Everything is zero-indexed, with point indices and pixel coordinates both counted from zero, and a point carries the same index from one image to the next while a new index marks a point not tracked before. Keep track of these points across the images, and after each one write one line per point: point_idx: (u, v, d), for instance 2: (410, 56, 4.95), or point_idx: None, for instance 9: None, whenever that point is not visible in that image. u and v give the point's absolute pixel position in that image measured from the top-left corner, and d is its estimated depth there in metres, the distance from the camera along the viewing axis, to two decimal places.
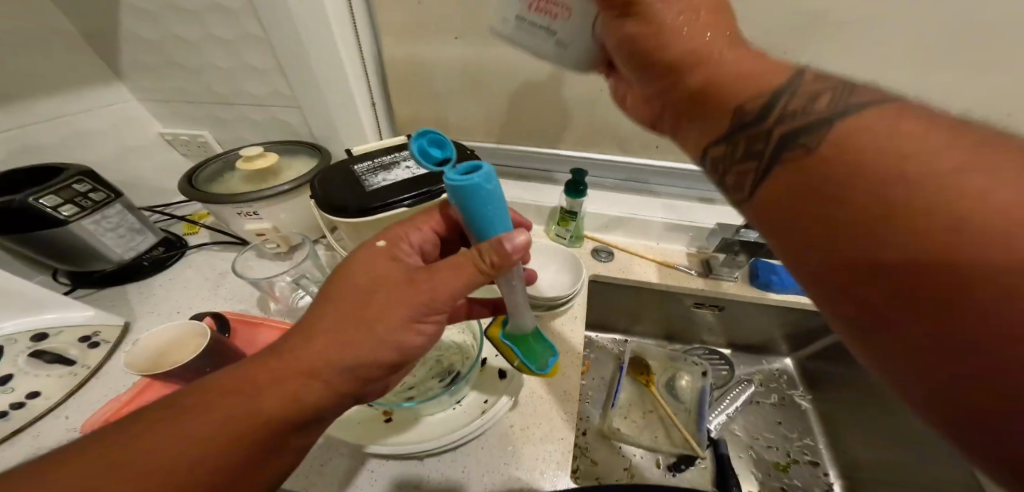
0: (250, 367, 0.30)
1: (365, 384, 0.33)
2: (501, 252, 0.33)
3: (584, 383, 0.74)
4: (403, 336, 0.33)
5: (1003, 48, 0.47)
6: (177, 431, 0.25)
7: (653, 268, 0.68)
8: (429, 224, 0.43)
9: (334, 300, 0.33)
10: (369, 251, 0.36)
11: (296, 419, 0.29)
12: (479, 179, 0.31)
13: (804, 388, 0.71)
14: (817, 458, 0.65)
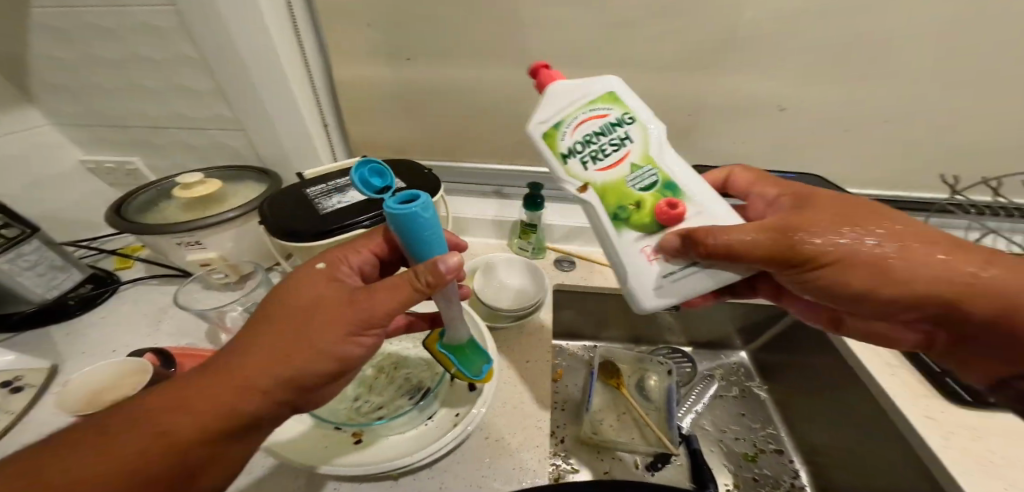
0: (186, 382, 0.29)
1: (305, 395, 0.31)
2: (434, 271, 0.32)
3: (557, 392, 0.73)
4: (341, 351, 0.31)
5: (891, 62, 0.53)
6: (102, 447, 0.25)
7: (613, 274, 0.71)
8: (371, 246, 0.40)
9: (274, 315, 0.32)
10: (307, 274, 0.35)
11: (225, 435, 0.28)
12: (417, 209, 0.31)
13: (760, 379, 0.74)
14: (781, 445, 0.67)
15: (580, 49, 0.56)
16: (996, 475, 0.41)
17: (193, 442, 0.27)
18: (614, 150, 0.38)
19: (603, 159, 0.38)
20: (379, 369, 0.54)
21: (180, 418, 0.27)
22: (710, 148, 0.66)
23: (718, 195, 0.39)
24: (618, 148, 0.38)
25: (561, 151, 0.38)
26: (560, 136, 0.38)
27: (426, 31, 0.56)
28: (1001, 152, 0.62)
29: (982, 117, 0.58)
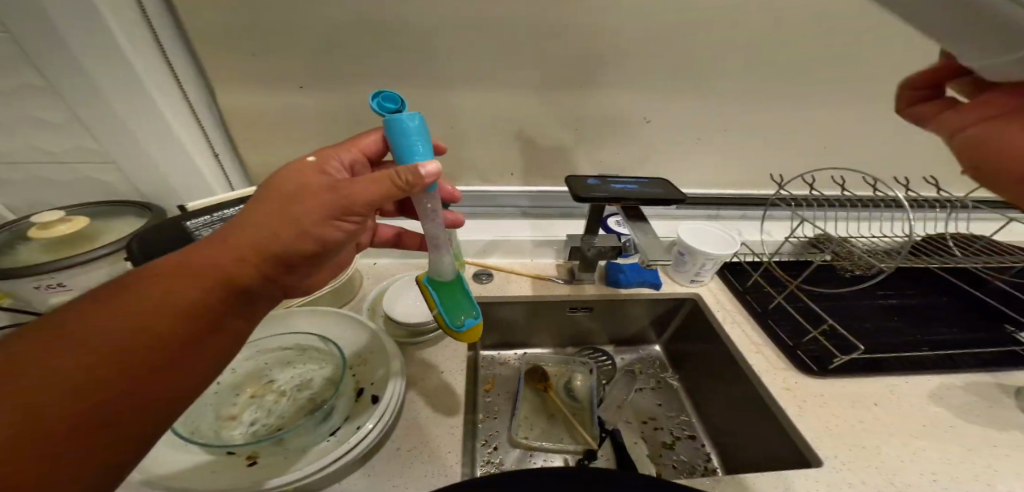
0: (187, 256, 0.33)
1: (290, 270, 0.36)
2: (412, 173, 0.33)
3: (487, 401, 0.71)
4: (324, 232, 0.35)
5: (731, 74, 0.61)
6: (116, 310, 0.29)
7: (528, 282, 0.73)
8: (359, 146, 0.46)
9: (269, 197, 0.35)
10: (300, 165, 0.39)
11: (223, 300, 0.32)
12: (403, 118, 0.36)
13: (673, 370, 0.78)
14: (694, 431, 0.69)
15: (461, 70, 0.60)
16: (840, 437, 0.47)
17: (195, 305, 0.31)
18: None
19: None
20: (274, 389, 0.46)
21: (185, 281, 0.31)
22: (598, 158, 0.72)
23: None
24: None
25: None
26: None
27: (309, 58, 0.56)
28: (833, 149, 0.72)
29: (816, 119, 0.67)
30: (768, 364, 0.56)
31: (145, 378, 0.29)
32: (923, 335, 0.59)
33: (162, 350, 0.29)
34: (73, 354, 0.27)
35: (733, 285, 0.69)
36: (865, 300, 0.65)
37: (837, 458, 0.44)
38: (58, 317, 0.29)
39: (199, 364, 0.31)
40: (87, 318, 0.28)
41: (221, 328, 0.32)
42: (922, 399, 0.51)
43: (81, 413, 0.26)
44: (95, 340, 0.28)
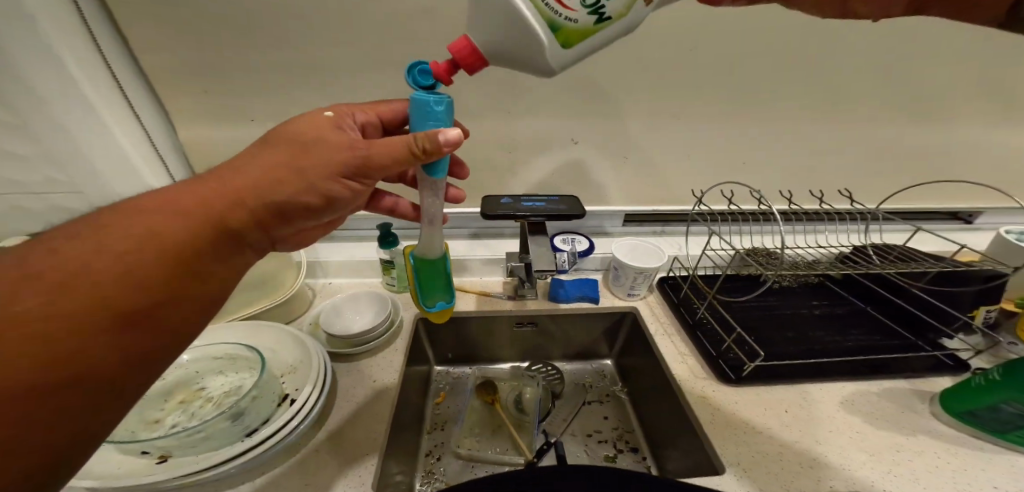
0: (178, 196, 0.34)
1: (282, 221, 0.38)
2: (431, 140, 0.36)
3: (435, 413, 0.68)
4: (327, 187, 0.38)
5: (647, 98, 0.66)
6: (106, 245, 0.30)
7: (473, 298, 0.75)
8: (373, 110, 0.48)
9: (276, 145, 0.38)
10: (317, 116, 0.41)
11: (216, 243, 0.35)
12: (431, 101, 0.36)
13: (623, 383, 0.75)
14: (637, 444, 0.65)
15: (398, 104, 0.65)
16: (745, 446, 0.51)
17: (186, 246, 0.33)
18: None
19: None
20: (202, 396, 0.50)
21: (176, 222, 0.33)
22: (536, 180, 0.76)
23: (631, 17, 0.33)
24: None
25: None
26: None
27: (258, 95, 0.62)
28: (759, 165, 0.76)
29: (736, 139, 0.72)
30: (690, 374, 0.62)
31: (140, 315, 0.30)
32: (838, 341, 0.66)
33: (157, 293, 0.31)
34: (70, 280, 0.28)
35: (669, 299, 0.75)
36: (792, 310, 0.72)
37: (739, 465, 0.49)
38: (48, 244, 0.29)
39: (193, 308, 0.33)
40: (76, 250, 0.29)
41: (209, 278, 0.34)
42: (831, 406, 0.57)
43: (70, 349, 0.27)
44: (91, 275, 0.28)
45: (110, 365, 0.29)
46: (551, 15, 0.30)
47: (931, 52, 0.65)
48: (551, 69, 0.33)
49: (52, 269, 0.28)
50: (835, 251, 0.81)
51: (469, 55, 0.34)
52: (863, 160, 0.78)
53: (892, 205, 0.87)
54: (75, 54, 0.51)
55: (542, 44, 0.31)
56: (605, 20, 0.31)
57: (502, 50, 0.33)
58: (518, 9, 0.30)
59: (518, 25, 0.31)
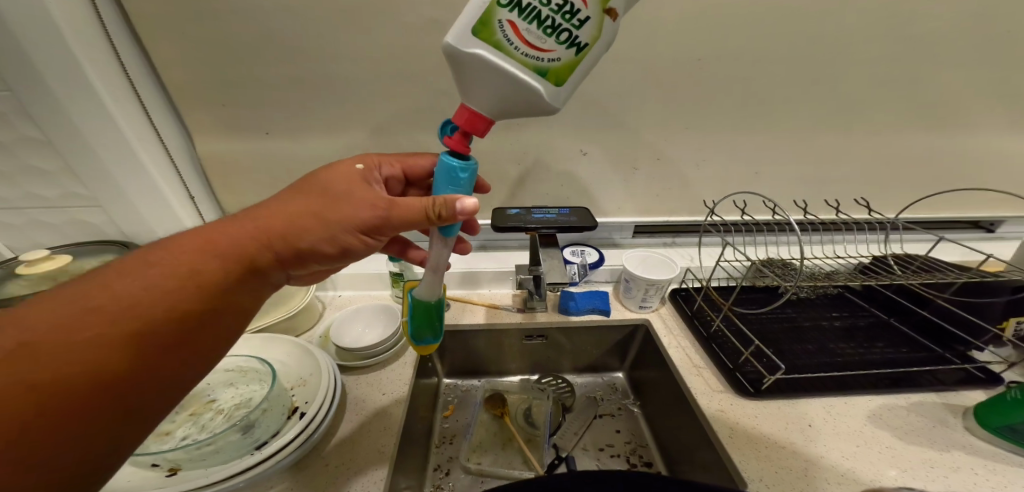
0: (214, 233, 0.38)
1: (300, 264, 0.41)
2: (447, 208, 0.37)
3: (444, 427, 0.67)
4: (345, 240, 0.40)
5: (656, 110, 0.66)
6: (144, 282, 0.34)
7: (483, 311, 0.75)
8: (399, 164, 0.52)
9: (304, 191, 0.41)
10: (348, 167, 0.44)
11: (236, 282, 0.38)
12: (457, 168, 0.39)
13: (635, 397, 0.73)
14: (651, 458, 0.63)
15: (409, 118, 0.66)
16: (767, 460, 0.51)
17: (217, 283, 0.37)
18: (560, 34, 0.34)
19: (537, 39, 0.34)
20: (214, 408, 0.50)
21: (212, 262, 0.37)
22: (545, 192, 0.76)
23: (611, 37, 0.37)
24: (562, 35, 0.34)
25: (498, 39, 0.35)
26: (496, 21, 0.34)
27: (273, 110, 0.63)
28: (772, 175, 0.76)
29: (746, 149, 0.72)
30: (705, 386, 0.61)
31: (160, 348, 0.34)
32: (860, 355, 0.65)
33: (178, 328, 0.35)
34: (108, 314, 0.33)
35: (682, 311, 0.74)
36: (810, 322, 0.72)
37: (761, 481, 0.48)
38: (105, 275, 0.35)
39: (208, 341, 0.37)
40: (122, 283, 0.34)
41: (225, 314, 0.38)
42: (859, 420, 0.56)
43: (107, 376, 0.32)
44: (125, 309, 0.33)
45: (138, 391, 0.33)
46: (535, 64, 0.35)
47: (941, 59, 0.65)
48: (555, 106, 0.38)
49: (100, 300, 0.33)
50: (855, 260, 0.80)
51: (474, 120, 0.39)
52: (877, 169, 0.77)
53: (910, 215, 0.85)
54: (101, 73, 0.54)
55: (537, 89, 0.36)
56: (583, 46, 0.36)
57: (504, 106, 0.38)
58: (505, 72, 0.35)
59: (511, 84, 0.36)
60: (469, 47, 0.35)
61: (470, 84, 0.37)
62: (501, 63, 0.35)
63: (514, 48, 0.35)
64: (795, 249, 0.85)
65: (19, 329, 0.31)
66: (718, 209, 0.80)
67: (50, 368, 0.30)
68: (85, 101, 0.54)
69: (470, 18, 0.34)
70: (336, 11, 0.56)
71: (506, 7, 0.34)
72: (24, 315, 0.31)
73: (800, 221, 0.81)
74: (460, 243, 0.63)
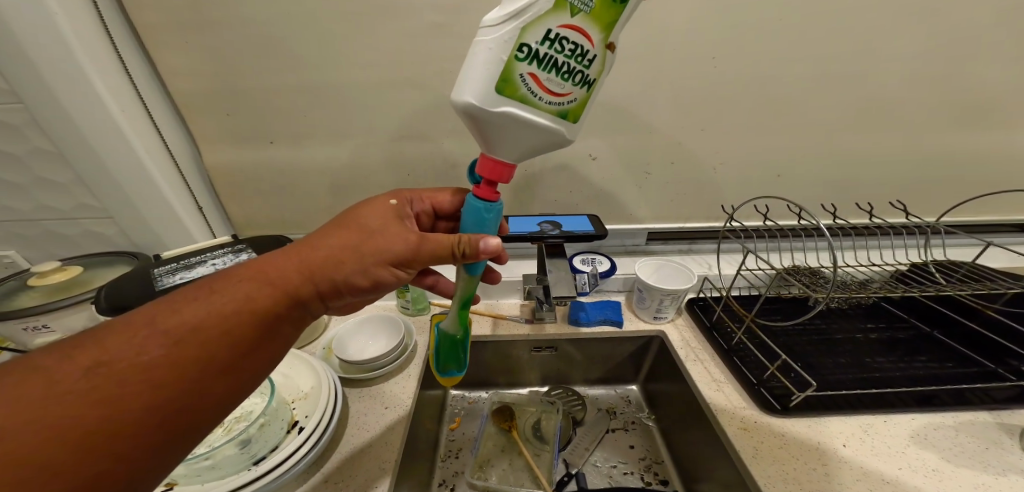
0: (260, 263, 0.38)
1: (337, 297, 0.39)
2: (472, 246, 0.39)
3: (449, 440, 0.64)
4: (377, 272, 0.39)
5: (671, 108, 0.63)
6: (190, 313, 0.33)
7: (488, 321, 0.71)
8: (429, 199, 0.52)
9: (347, 223, 0.40)
10: (385, 203, 0.44)
11: (275, 316, 0.36)
12: (484, 208, 0.40)
13: (649, 410, 0.69)
14: (667, 475, 0.60)
15: (412, 124, 0.65)
16: (796, 483, 0.47)
17: (260, 315, 0.35)
18: (577, 76, 0.33)
19: (556, 85, 0.33)
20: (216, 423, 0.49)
21: (260, 292, 0.36)
22: (552, 198, 0.73)
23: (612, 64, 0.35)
24: (577, 77, 0.33)
25: (522, 94, 0.33)
26: (516, 76, 0.32)
27: (276, 118, 0.63)
28: (796, 177, 0.71)
29: (769, 148, 0.67)
30: (727, 403, 0.57)
31: (197, 383, 0.32)
32: (900, 370, 0.60)
33: (216, 361, 0.33)
34: (152, 344, 0.31)
35: (700, 322, 0.70)
36: (845, 335, 0.66)
37: None
38: (158, 304, 0.34)
39: (240, 379, 0.35)
40: (170, 312, 0.33)
41: (259, 350, 0.36)
42: (900, 441, 0.51)
43: (148, 400, 0.30)
44: (168, 339, 0.31)
45: (168, 427, 0.31)
46: (557, 110, 0.34)
47: (987, 49, 0.59)
48: (574, 141, 0.37)
49: (149, 329, 0.32)
50: (890, 268, 0.75)
51: (498, 168, 0.38)
52: (915, 168, 0.71)
53: (951, 218, 0.78)
54: (110, 86, 0.54)
55: (560, 131, 0.35)
56: (594, 81, 0.35)
57: (527, 151, 0.37)
58: (532, 124, 0.34)
59: (536, 133, 0.35)
60: (495, 106, 0.33)
61: (498, 139, 0.36)
62: (527, 116, 0.33)
63: (538, 99, 0.33)
64: (824, 256, 0.79)
65: (80, 353, 0.30)
66: (738, 214, 0.76)
67: (85, 402, 0.28)
68: (94, 113, 0.55)
69: (491, 77, 0.33)
70: (337, 18, 0.55)
71: (525, 60, 0.32)
72: (84, 340, 0.31)
73: (830, 226, 0.76)
74: (488, 274, 0.62)
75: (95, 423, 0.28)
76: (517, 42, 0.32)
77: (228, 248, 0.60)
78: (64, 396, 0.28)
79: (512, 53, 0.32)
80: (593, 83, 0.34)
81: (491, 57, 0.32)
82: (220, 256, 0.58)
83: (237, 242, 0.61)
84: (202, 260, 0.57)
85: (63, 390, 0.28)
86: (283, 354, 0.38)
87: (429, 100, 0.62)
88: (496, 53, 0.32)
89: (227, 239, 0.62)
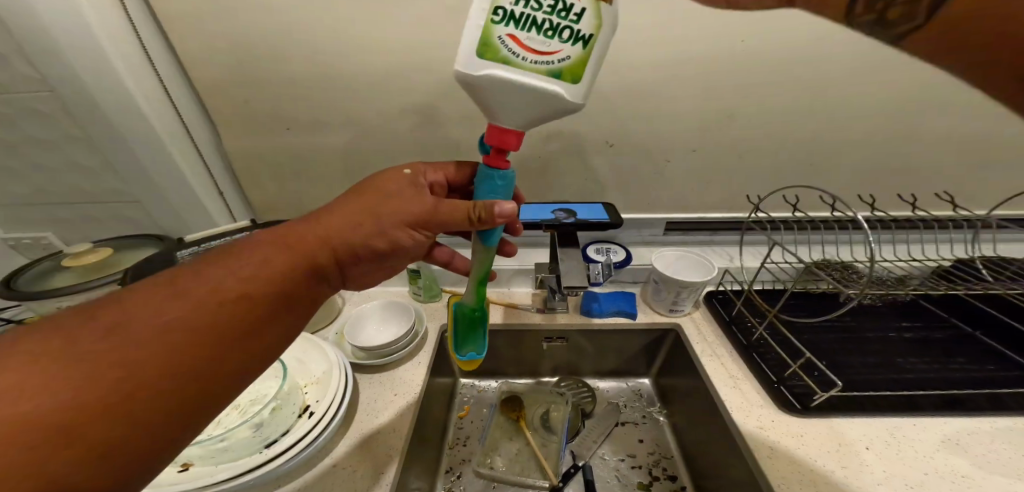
0: (281, 230, 0.39)
1: (355, 262, 0.40)
2: (488, 211, 0.38)
3: (458, 429, 0.65)
4: (395, 234, 0.40)
5: (695, 92, 0.59)
6: (212, 277, 0.33)
7: (500, 310, 0.71)
8: (443, 173, 0.51)
9: (363, 189, 0.41)
10: (399, 171, 0.44)
11: (293, 283, 0.36)
12: (497, 176, 0.39)
13: (661, 404, 0.68)
14: (676, 471, 0.59)
15: (425, 111, 0.64)
16: (812, 486, 0.45)
17: (279, 280, 0.35)
18: (562, 32, 0.31)
19: (541, 44, 0.31)
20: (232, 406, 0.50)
21: (280, 257, 0.36)
22: (568, 187, 0.71)
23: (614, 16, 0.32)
24: (564, 33, 0.31)
25: (503, 57, 0.31)
26: (495, 38, 0.31)
27: (292, 104, 0.63)
28: (829, 166, 0.67)
29: (802, 135, 0.63)
30: (743, 401, 0.55)
31: (219, 343, 0.31)
32: (935, 372, 0.56)
33: (239, 322, 0.32)
34: (175, 304, 0.31)
35: (719, 316, 0.67)
36: (876, 334, 0.63)
37: None
38: (179, 271, 0.34)
39: (260, 344, 0.34)
40: (192, 277, 0.33)
41: (279, 316, 0.35)
42: (930, 445, 0.48)
43: (178, 359, 0.29)
44: (191, 300, 0.31)
45: (192, 386, 0.30)
46: (547, 70, 0.32)
47: None
48: (578, 104, 0.34)
49: (171, 291, 0.31)
50: (931, 264, 0.70)
51: (505, 136, 0.36)
52: (965, 155, 0.65)
53: (1004, 211, 0.72)
54: (134, 73, 0.55)
55: (556, 92, 0.32)
56: (589, 37, 0.31)
57: (529, 115, 0.35)
58: (518, 86, 0.32)
59: (526, 96, 0.32)
60: (477, 70, 0.32)
61: (492, 103, 0.34)
62: (512, 78, 0.32)
63: (522, 59, 0.31)
64: (857, 250, 0.75)
65: (102, 314, 0.30)
66: (764, 204, 0.72)
67: (107, 357, 0.27)
68: (118, 98, 0.56)
69: (470, 44, 0.32)
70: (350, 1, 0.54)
71: (502, 22, 0.31)
72: (107, 303, 0.31)
73: (865, 218, 0.71)
74: (502, 248, 0.61)
75: (116, 379, 0.27)
76: (492, 5, 0.31)
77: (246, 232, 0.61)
78: (91, 354, 0.27)
79: (489, 16, 0.31)
80: (586, 39, 0.31)
81: (470, 24, 0.32)
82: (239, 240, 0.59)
83: (254, 227, 0.63)
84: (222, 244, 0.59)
85: (88, 349, 0.27)
86: (301, 324, 0.38)
87: (442, 85, 0.61)
88: (473, 19, 0.31)
89: (244, 224, 0.64)
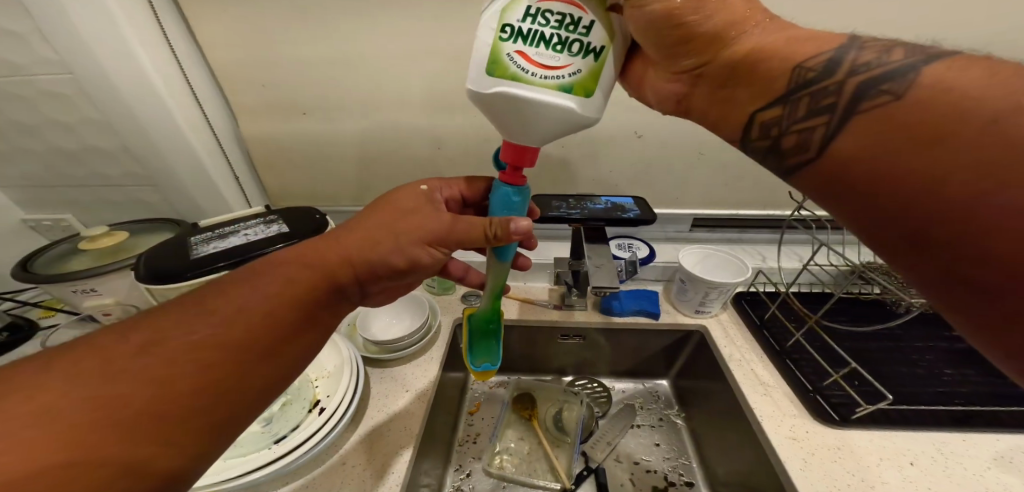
0: (300, 248, 0.37)
1: (375, 279, 0.38)
2: (503, 228, 0.36)
3: (468, 425, 0.63)
4: (412, 252, 0.38)
5: None
6: (241, 294, 0.32)
7: (516, 305, 0.69)
8: (457, 187, 0.48)
9: (381, 206, 0.39)
10: (415, 187, 0.42)
11: (317, 299, 0.35)
12: (510, 191, 0.36)
13: (679, 407, 0.65)
14: (693, 478, 0.56)
15: (445, 96, 0.62)
16: None
17: (304, 296, 0.34)
18: (572, 46, 0.28)
19: (550, 58, 0.28)
20: None
21: (302, 273, 0.35)
22: (591, 179, 0.68)
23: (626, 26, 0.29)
24: (573, 46, 0.28)
25: (512, 74, 0.28)
26: (503, 56, 0.28)
27: (308, 87, 0.61)
28: None
29: None
30: (775, 410, 0.51)
31: (246, 361, 0.30)
32: (985, 385, 0.52)
33: (266, 340, 0.31)
34: (204, 322, 0.30)
35: (749, 318, 0.64)
36: (921, 343, 0.59)
37: None
38: (206, 289, 0.33)
39: (287, 362, 0.33)
40: (219, 294, 0.32)
41: (305, 332, 0.34)
42: (979, 464, 0.44)
43: (206, 379, 0.28)
44: (221, 318, 0.30)
45: (220, 406, 0.28)
46: (556, 85, 0.28)
47: None
48: (595, 118, 0.31)
49: (200, 309, 0.30)
50: None
51: (520, 151, 0.34)
52: None
53: None
54: (152, 55, 0.54)
55: (568, 107, 0.29)
56: (601, 50, 0.28)
57: (545, 132, 0.31)
58: (529, 103, 0.29)
59: (536, 113, 0.29)
60: (487, 88, 0.29)
61: (501, 120, 0.31)
62: (521, 95, 0.29)
63: (531, 75, 0.28)
64: None
65: (131, 332, 0.28)
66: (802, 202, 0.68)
67: (136, 377, 0.26)
68: (135, 82, 0.54)
69: (478, 63, 0.29)
70: None
71: (510, 39, 0.28)
72: (135, 321, 0.30)
73: None
74: (519, 259, 0.60)
75: (146, 399, 0.25)
76: (498, 24, 0.28)
77: (260, 218, 0.60)
78: (122, 371, 0.26)
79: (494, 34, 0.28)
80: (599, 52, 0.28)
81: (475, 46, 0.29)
82: (252, 227, 0.58)
83: (269, 213, 0.61)
84: (236, 230, 0.58)
85: (119, 368, 0.26)
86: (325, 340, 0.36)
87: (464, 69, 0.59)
88: (478, 40, 0.29)
89: (258, 210, 0.63)
